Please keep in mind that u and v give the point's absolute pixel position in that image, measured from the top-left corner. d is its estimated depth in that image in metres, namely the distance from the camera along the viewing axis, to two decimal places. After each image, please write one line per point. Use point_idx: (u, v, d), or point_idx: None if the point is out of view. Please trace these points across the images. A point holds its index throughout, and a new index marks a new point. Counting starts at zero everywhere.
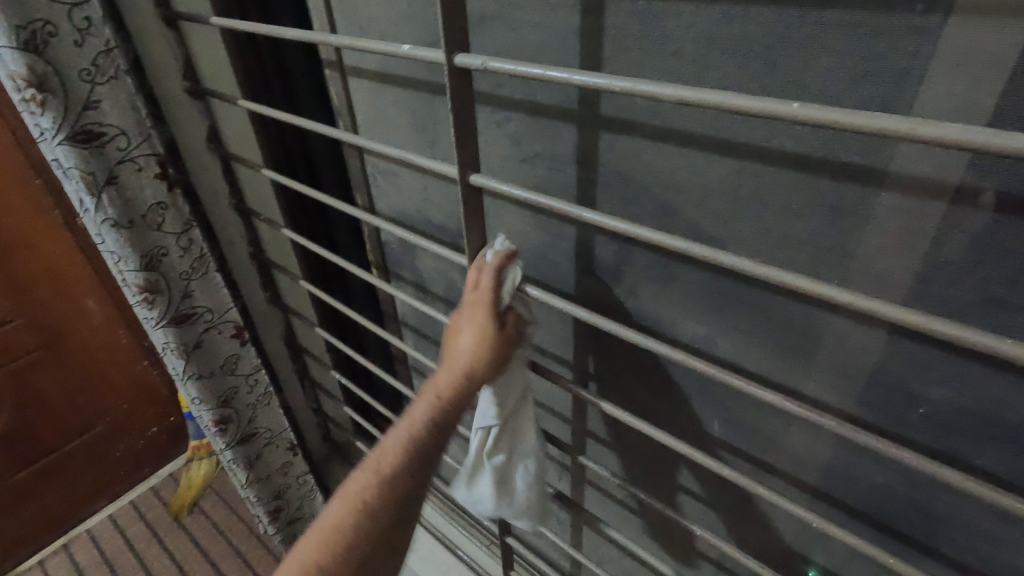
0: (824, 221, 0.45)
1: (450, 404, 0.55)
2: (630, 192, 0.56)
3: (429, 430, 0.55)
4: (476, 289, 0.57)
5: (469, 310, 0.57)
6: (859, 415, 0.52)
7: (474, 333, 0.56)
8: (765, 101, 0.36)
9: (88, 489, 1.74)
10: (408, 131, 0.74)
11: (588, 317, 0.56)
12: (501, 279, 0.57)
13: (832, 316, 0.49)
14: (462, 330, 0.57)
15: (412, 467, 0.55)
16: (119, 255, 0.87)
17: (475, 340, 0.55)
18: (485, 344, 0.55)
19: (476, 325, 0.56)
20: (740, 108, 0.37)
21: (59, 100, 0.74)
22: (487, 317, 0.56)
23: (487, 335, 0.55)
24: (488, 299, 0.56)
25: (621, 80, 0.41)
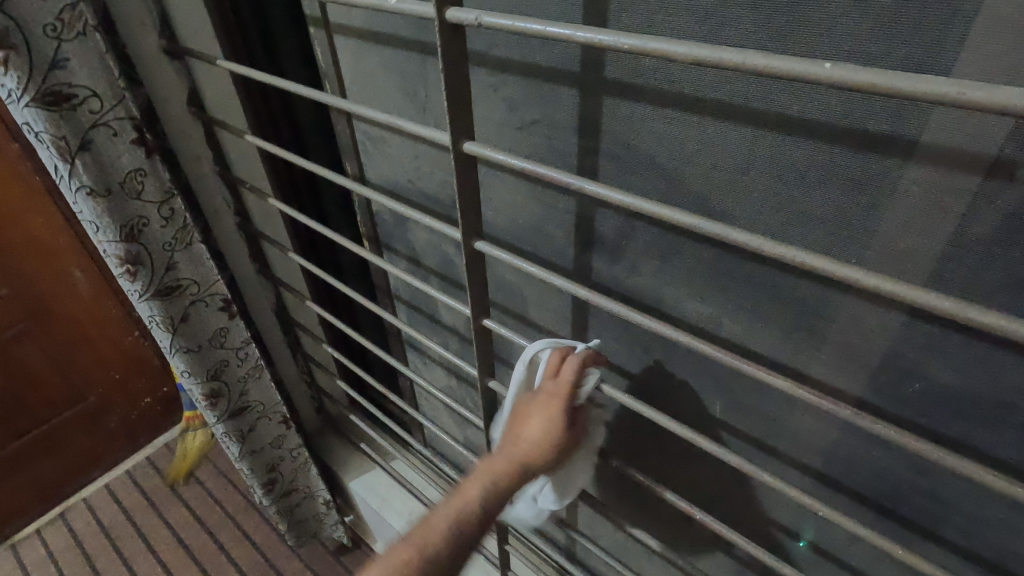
0: (845, 195, 0.42)
1: (511, 483, 0.59)
2: (634, 162, 0.52)
3: (486, 504, 0.58)
4: (553, 381, 0.61)
5: (548, 401, 0.60)
6: (868, 399, 0.50)
7: (548, 424, 0.60)
8: (791, 61, 0.32)
9: (83, 459, 1.74)
10: (398, 96, 0.70)
11: (588, 297, 0.53)
12: (580, 374, 0.61)
13: (846, 296, 0.46)
14: (534, 422, 0.61)
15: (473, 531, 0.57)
16: (96, 225, 0.83)
17: (548, 432, 0.60)
18: (554, 437, 0.61)
19: (547, 415, 0.61)
20: (762, 69, 0.33)
21: (23, 58, 0.68)
22: (563, 409, 0.60)
23: (555, 432, 0.60)
24: (567, 391, 0.60)
25: (628, 37, 0.37)
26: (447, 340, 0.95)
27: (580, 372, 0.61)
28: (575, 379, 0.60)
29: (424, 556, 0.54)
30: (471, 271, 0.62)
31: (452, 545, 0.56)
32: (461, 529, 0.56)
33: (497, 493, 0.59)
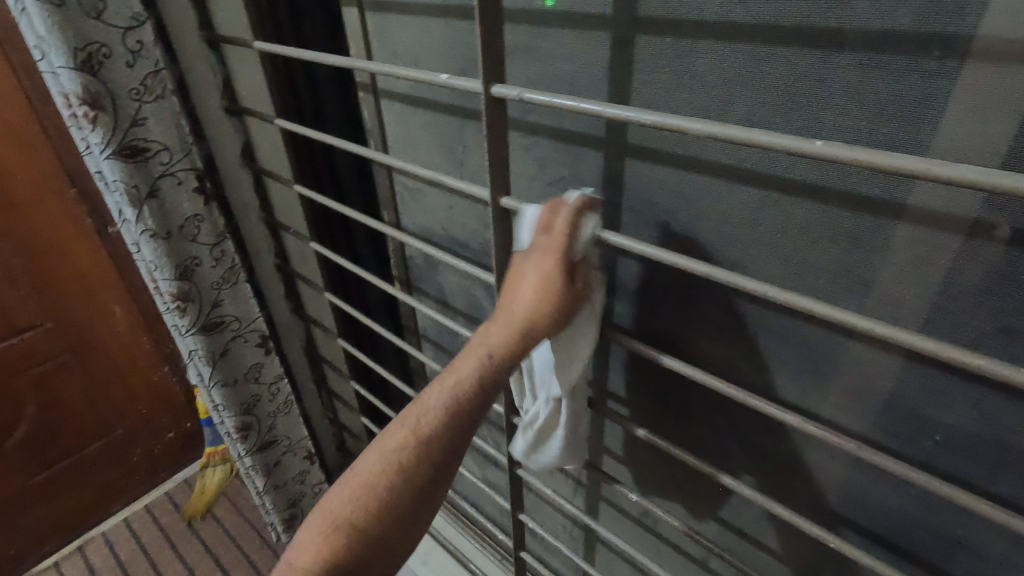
0: (845, 250, 0.47)
1: (485, 387, 0.53)
2: (653, 216, 0.58)
3: (450, 422, 0.52)
4: (545, 238, 0.53)
5: (533, 281, 0.53)
6: (876, 438, 0.53)
7: (540, 299, 0.52)
8: (789, 138, 0.38)
9: (104, 492, 1.76)
10: (437, 152, 0.77)
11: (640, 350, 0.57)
12: (574, 224, 0.52)
13: (850, 340, 0.50)
14: (525, 278, 0.53)
15: (442, 451, 0.53)
16: (154, 265, 0.91)
17: (541, 290, 0.52)
18: (546, 312, 0.52)
19: (537, 288, 0.52)
20: (765, 144, 0.39)
21: (109, 117, 0.78)
22: (554, 266, 0.52)
23: (548, 299, 0.52)
24: (559, 245, 0.52)
25: (651, 113, 0.44)
26: None
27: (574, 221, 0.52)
28: (568, 230, 0.52)
29: (392, 480, 0.51)
30: None
31: (423, 473, 0.52)
32: (427, 450, 0.52)
33: (475, 391, 0.53)
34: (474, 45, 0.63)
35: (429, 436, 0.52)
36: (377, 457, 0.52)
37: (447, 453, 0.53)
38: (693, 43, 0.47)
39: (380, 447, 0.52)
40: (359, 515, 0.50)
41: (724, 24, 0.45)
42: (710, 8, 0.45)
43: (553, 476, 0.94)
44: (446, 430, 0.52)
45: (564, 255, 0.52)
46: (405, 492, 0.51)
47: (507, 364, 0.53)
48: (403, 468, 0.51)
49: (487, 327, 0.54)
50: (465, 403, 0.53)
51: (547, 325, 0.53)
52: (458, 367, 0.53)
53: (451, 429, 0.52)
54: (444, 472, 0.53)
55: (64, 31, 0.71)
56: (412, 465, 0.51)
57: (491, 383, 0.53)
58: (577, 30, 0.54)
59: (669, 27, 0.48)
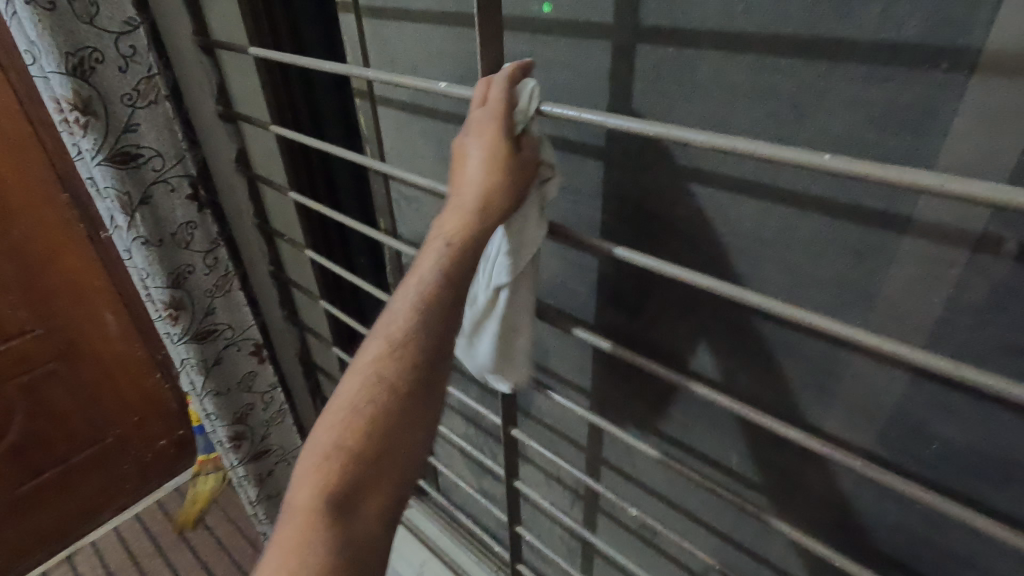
0: (849, 263, 0.46)
1: (443, 291, 0.47)
2: (653, 226, 0.57)
3: (412, 355, 0.47)
4: (481, 113, 0.47)
5: (478, 157, 0.46)
6: (880, 453, 0.52)
7: (488, 172, 0.46)
8: (796, 152, 0.37)
9: (94, 501, 1.74)
10: (434, 160, 0.76)
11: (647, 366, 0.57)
12: (508, 90, 0.46)
13: (853, 354, 0.49)
14: (468, 159, 0.47)
15: (418, 361, 0.47)
16: (146, 272, 0.90)
17: (489, 163, 0.46)
18: (498, 187, 0.46)
19: (482, 162, 0.46)
20: (772, 157, 0.38)
21: (101, 123, 0.77)
22: (500, 134, 0.46)
23: (496, 170, 0.46)
24: (498, 112, 0.46)
25: (655, 125, 0.43)
26: (467, 389, 0.98)
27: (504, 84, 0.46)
28: (504, 95, 0.46)
29: (368, 406, 0.46)
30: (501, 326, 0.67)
31: (392, 424, 0.46)
32: (388, 395, 0.47)
33: (436, 286, 0.47)
34: (473, 53, 0.63)
35: (393, 377, 0.47)
36: (339, 412, 0.47)
37: (425, 357, 0.48)
38: (695, 54, 0.46)
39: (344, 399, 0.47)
40: (328, 485, 0.44)
41: (726, 35, 0.44)
42: (712, 18, 0.44)
43: (549, 487, 0.93)
44: (411, 365, 0.47)
45: (506, 123, 0.46)
46: (373, 449, 0.46)
47: (465, 255, 0.47)
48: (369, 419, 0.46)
49: (438, 218, 0.48)
50: (418, 328, 0.47)
51: (501, 193, 0.46)
52: (413, 281, 0.49)
53: (415, 365, 0.47)
54: (426, 381, 0.48)
55: (55, 36, 0.70)
56: (380, 414, 0.46)
57: (455, 272, 0.47)
58: (577, 40, 0.53)
59: (671, 37, 0.47)
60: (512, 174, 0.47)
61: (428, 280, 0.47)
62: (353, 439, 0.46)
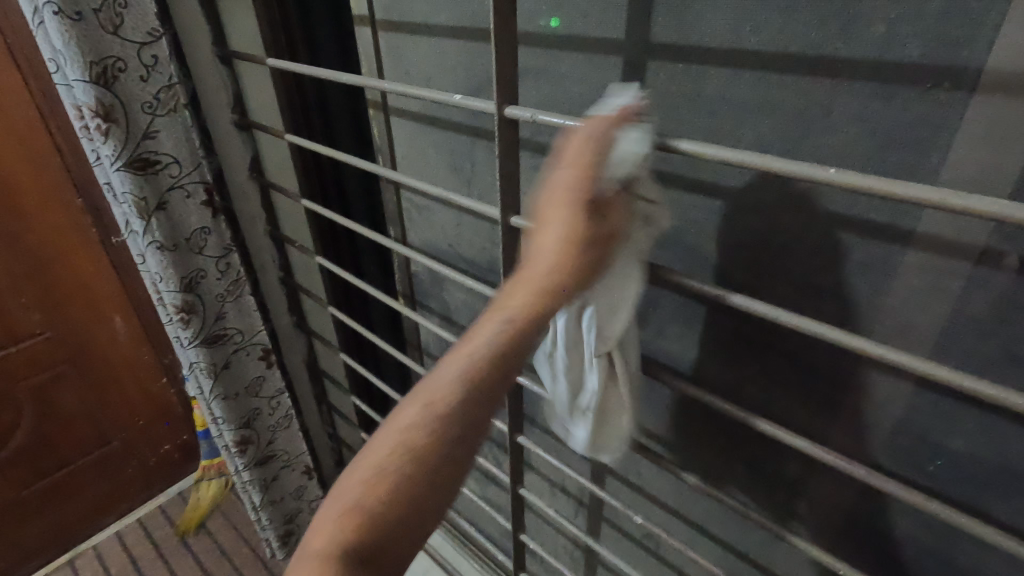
0: (854, 275, 0.47)
1: (497, 373, 0.45)
2: (662, 237, 0.58)
3: (452, 425, 0.44)
4: (565, 172, 0.45)
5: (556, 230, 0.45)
6: (885, 464, 0.53)
7: (563, 244, 0.45)
8: (803, 165, 0.38)
9: (98, 504, 1.74)
10: (447, 171, 0.78)
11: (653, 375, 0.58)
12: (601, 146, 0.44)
13: (859, 365, 0.50)
14: (546, 223, 0.46)
15: (449, 443, 0.44)
16: (160, 276, 0.91)
17: (569, 233, 0.45)
18: (571, 264, 0.45)
19: (562, 231, 0.45)
20: (777, 169, 0.39)
21: (121, 130, 0.78)
22: (580, 199, 0.44)
23: (575, 240, 0.45)
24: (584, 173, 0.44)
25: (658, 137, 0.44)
26: None
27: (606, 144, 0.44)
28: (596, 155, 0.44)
29: (390, 481, 0.43)
30: None
31: (414, 502, 0.43)
32: (415, 468, 0.43)
33: (490, 363, 0.44)
34: (487, 66, 0.64)
35: (424, 446, 0.44)
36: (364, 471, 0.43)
37: (459, 441, 0.44)
38: (705, 70, 0.48)
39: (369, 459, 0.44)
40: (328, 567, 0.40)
41: (735, 52, 0.45)
42: (722, 36, 0.46)
43: (554, 497, 0.93)
44: (447, 438, 0.44)
45: (591, 188, 0.44)
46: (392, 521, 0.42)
47: (523, 336, 0.44)
48: (393, 485, 0.43)
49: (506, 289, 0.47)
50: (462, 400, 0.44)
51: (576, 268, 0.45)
52: (465, 350, 0.45)
53: (451, 439, 0.44)
54: (455, 466, 0.45)
55: (80, 45, 0.72)
56: (409, 486, 0.43)
57: (510, 356, 0.45)
58: (590, 55, 0.55)
59: (681, 54, 0.49)
60: (591, 245, 0.45)
61: (478, 349, 0.45)
62: (369, 512, 0.42)
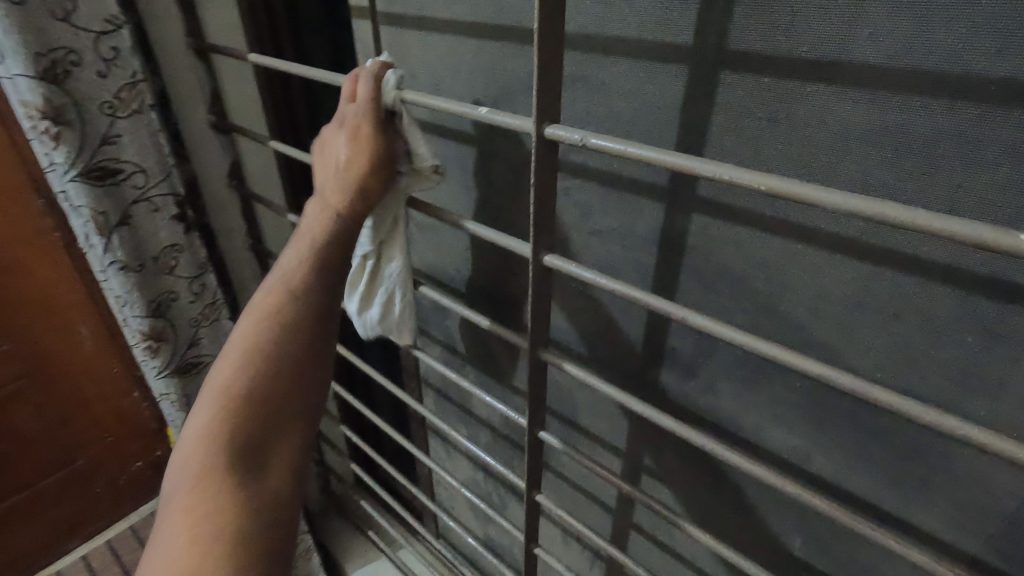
0: (975, 345, 0.38)
1: (329, 259, 0.52)
2: (721, 282, 0.49)
3: (282, 326, 0.50)
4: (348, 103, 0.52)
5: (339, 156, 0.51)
6: (989, 560, 0.44)
7: (350, 155, 0.51)
8: (976, 227, 0.30)
9: (62, 527, 1.62)
10: (455, 189, 0.67)
11: (740, 462, 0.48)
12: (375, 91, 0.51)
13: (968, 448, 0.42)
14: (336, 142, 0.52)
15: (296, 323, 0.51)
16: (123, 300, 0.81)
17: (352, 145, 0.51)
18: (365, 169, 0.51)
19: (348, 144, 0.51)
20: (943, 232, 0.31)
21: (75, 134, 0.68)
22: (361, 122, 0.50)
23: (358, 145, 0.51)
24: (365, 103, 0.50)
25: (765, 178, 0.36)
26: (477, 434, 0.88)
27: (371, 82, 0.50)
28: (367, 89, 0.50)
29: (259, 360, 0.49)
30: (531, 383, 0.59)
31: (273, 373, 0.49)
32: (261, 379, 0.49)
33: (319, 252, 0.52)
34: (513, 71, 0.54)
35: (261, 356, 0.49)
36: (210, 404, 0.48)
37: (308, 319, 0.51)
38: (798, 88, 0.38)
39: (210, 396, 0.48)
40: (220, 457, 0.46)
41: (845, 67, 0.36)
42: (827, 46, 0.36)
43: (567, 547, 0.84)
44: (279, 341, 0.50)
45: (371, 113, 0.51)
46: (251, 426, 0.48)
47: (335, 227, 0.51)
48: (264, 357, 0.49)
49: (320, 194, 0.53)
50: (292, 306, 0.51)
51: (366, 205, 0.53)
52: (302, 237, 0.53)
53: (288, 342, 0.50)
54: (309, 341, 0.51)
55: (23, 34, 0.61)
56: (272, 355, 0.50)
57: (332, 243, 0.52)
58: (645, 62, 0.45)
59: (768, 65, 0.39)
60: (377, 176, 0.52)
61: (294, 268, 0.52)
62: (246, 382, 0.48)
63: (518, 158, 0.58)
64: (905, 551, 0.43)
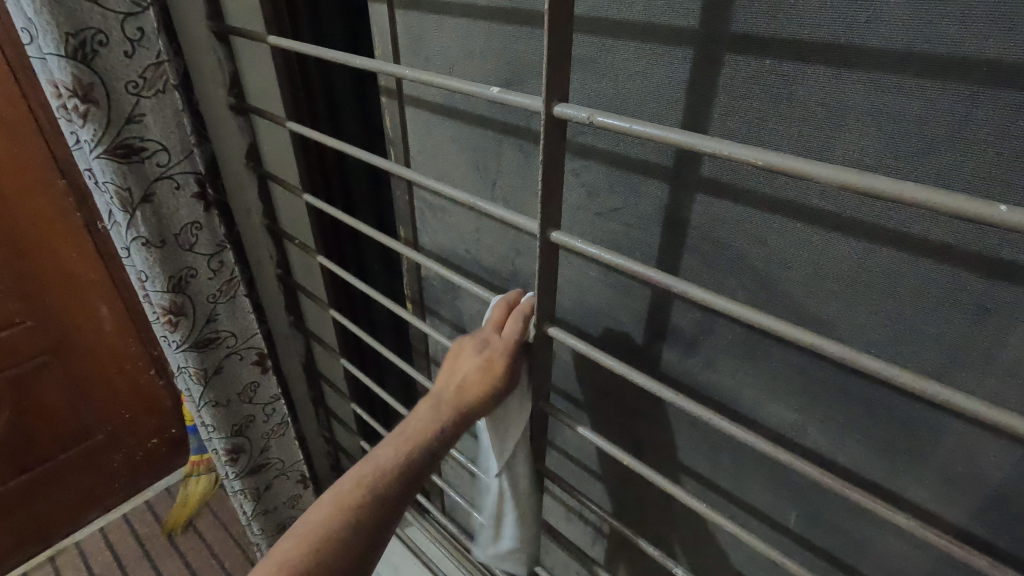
0: (964, 320, 0.40)
1: (433, 451, 0.57)
2: (722, 259, 0.50)
3: (381, 500, 0.54)
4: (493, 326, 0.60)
5: (468, 378, 0.58)
6: (975, 531, 0.46)
7: (487, 369, 0.58)
8: (968, 201, 0.31)
9: (81, 500, 1.67)
10: (466, 170, 0.69)
11: (729, 429, 0.50)
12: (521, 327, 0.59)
13: (955, 420, 0.43)
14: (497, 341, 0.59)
15: (393, 498, 0.54)
16: (145, 275, 0.83)
17: (487, 359, 0.59)
18: (493, 386, 0.58)
19: (483, 350, 0.59)
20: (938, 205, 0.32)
21: (102, 112, 0.70)
22: (499, 352, 0.59)
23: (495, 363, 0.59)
24: (510, 338, 0.58)
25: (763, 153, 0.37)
26: None
27: (521, 324, 0.59)
28: (520, 321, 0.59)
29: (353, 521, 0.52)
30: (537, 358, 0.61)
31: (355, 540, 0.52)
32: (360, 524, 0.52)
33: (432, 446, 0.57)
34: (524, 53, 0.56)
35: (365, 501, 0.53)
36: (309, 533, 0.51)
37: (400, 496, 0.55)
38: (799, 69, 0.40)
39: (311, 523, 0.52)
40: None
41: (844, 49, 0.37)
42: (826, 28, 0.38)
43: (570, 522, 0.87)
44: (359, 530, 0.52)
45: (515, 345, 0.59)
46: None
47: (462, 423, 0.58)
48: (358, 522, 0.52)
49: (443, 382, 0.60)
50: (394, 484, 0.54)
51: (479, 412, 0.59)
52: (414, 425, 0.57)
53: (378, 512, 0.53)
54: (385, 520, 0.54)
55: (54, 14, 0.63)
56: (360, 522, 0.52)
57: (447, 436, 0.57)
58: (651, 44, 0.46)
59: (770, 46, 0.40)
60: (494, 392, 0.59)
61: (411, 440, 0.57)
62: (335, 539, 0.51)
63: (527, 138, 0.60)
64: (883, 512, 0.45)
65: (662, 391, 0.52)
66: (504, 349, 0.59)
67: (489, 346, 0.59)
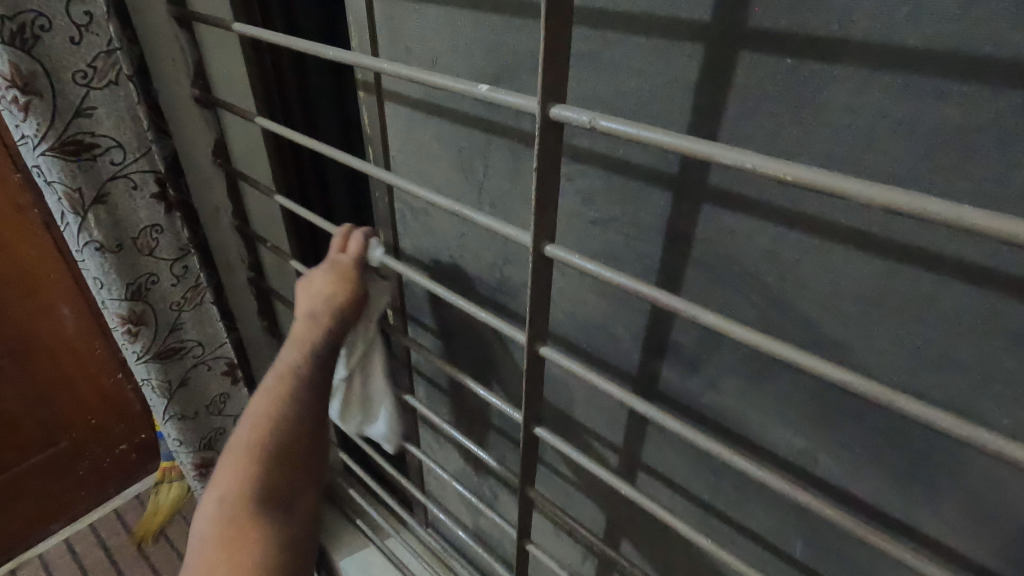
0: (999, 349, 0.36)
1: (314, 361, 0.65)
2: (730, 275, 0.46)
3: (287, 411, 0.63)
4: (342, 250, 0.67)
5: (324, 291, 0.65)
6: (998, 569, 0.43)
7: (337, 281, 0.65)
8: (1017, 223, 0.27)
9: (44, 511, 1.59)
10: (451, 172, 0.64)
11: (742, 466, 0.45)
12: (363, 245, 0.67)
13: (981, 454, 0.40)
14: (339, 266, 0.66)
15: (295, 406, 0.64)
16: (101, 281, 0.78)
17: (337, 276, 0.65)
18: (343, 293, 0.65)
19: (337, 269, 0.66)
20: (987, 228, 0.28)
21: (46, 104, 0.64)
22: (348, 264, 0.66)
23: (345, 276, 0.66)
24: (352, 255, 0.66)
25: (784, 164, 0.33)
26: (468, 425, 0.86)
27: (361, 244, 0.67)
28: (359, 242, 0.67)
29: (270, 430, 0.62)
30: (527, 377, 0.56)
31: (282, 447, 0.62)
32: (279, 431, 0.62)
33: (307, 358, 0.65)
34: (515, 47, 0.51)
35: (277, 413, 0.63)
36: (238, 449, 0.62)
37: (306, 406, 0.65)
38: (823, 70, 0.36)
39: (237, 444, 0.62)
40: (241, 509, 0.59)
41: (877, 48, 0.33)
42: (855, 25, 0.34)
43: (559, 541, 0.83)
44: (278, 438, 0.62)
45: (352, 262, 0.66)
46: (267, 482, 0.61)
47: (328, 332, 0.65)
48: (270, 432, 0.62)
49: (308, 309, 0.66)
50: (292, 395, 0.64)
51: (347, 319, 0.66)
52: (293, 347, 0.65)
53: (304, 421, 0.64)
54: (298, 427, 0.64)
55: None
56: (278, 428, 0.62)
57: (318, 343, 0.65)
58: (656, 39, 0.42)
59: (791, 44, 0.36)
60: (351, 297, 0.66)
61: (295, 361, 0.65)
62: (257, 449, 0.61)
63: (518, 139, 0.55)
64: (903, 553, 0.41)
65: (671, 424, 0.48)
66: (349, 263, 0.66)
67: (335, 265, 0.66)
